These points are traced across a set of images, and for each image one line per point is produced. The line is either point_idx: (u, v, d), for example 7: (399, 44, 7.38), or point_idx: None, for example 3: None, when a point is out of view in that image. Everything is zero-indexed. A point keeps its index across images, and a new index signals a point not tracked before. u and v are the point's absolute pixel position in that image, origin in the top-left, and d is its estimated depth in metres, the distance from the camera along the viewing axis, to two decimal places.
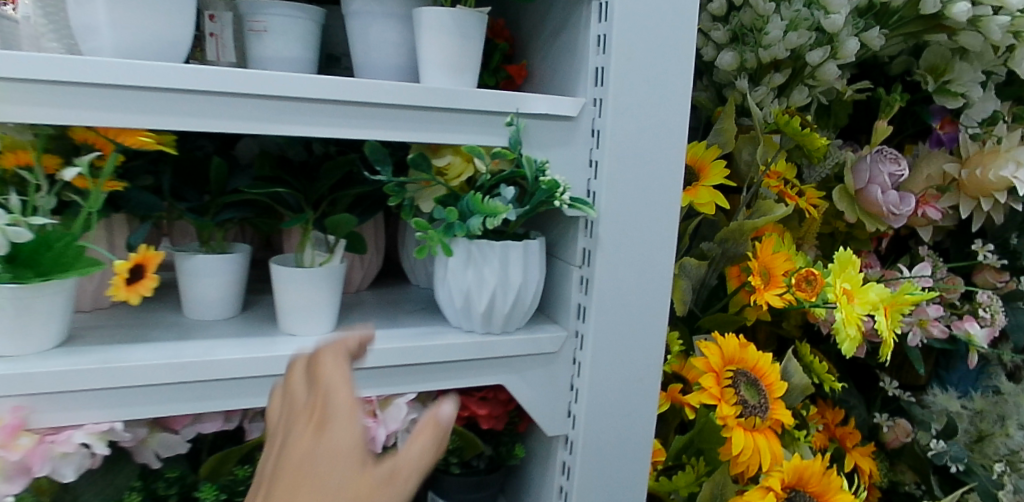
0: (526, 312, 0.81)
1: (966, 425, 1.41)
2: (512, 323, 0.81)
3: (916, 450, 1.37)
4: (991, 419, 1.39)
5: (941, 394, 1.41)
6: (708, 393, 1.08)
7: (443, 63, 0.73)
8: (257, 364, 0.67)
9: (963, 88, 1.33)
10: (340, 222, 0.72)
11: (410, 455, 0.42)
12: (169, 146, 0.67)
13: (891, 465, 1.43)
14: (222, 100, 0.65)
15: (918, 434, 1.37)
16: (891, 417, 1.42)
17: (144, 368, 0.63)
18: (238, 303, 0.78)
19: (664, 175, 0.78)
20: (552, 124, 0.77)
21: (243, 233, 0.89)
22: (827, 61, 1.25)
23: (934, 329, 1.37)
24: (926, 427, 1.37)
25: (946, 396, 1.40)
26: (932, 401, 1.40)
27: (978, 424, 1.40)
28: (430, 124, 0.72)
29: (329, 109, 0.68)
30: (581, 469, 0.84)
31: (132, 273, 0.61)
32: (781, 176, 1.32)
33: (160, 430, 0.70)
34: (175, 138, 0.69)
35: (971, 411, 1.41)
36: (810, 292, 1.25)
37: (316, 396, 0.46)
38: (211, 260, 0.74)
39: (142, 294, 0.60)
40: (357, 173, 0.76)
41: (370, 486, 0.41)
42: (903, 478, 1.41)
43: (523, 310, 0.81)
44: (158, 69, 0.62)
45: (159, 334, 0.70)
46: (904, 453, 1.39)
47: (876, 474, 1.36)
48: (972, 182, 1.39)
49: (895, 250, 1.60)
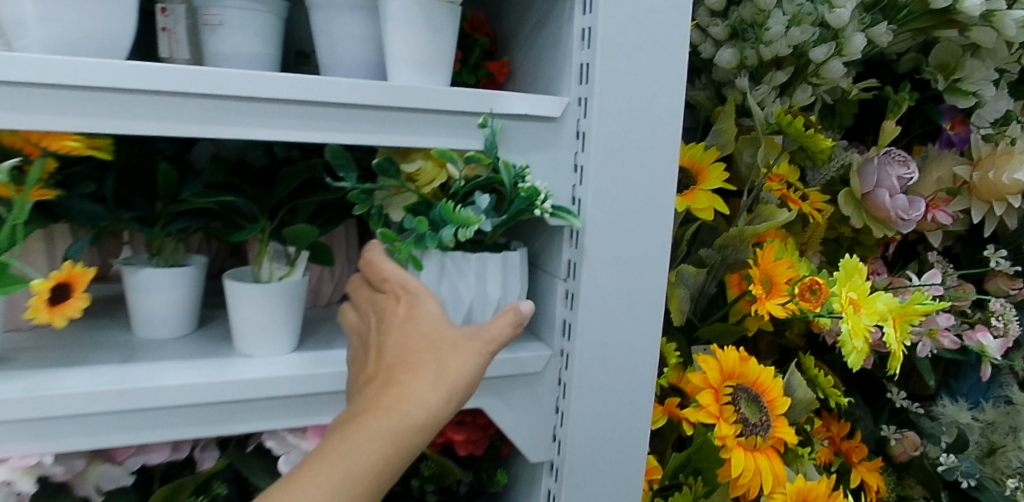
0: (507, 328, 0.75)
1: (977, 437, 1.34)
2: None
3: (925, 465, 1.30)
4: (1003, 431, 1.33)
5: (952, 405, 1.35)
6: (707, 411, 1.02)
7: (412, 59, 0.67)
8: (205, 391, 0.61)
9: (974, 87, 1.27)
10: (299, 232, 0.65)
11: (496, 327, 0.62)
12: (102, 151, 0.62)
13: (898, 480, 1.34)
14: (165, 101, 0.59)
15: (927, 448, 1.31)
16: (898, 429, 1.34)
17: (76, 397, 0.57)
18: (191, 321, 0.71)
19: (655, 181, 0.72)
20: (533, 125, 0.71)
21: (208, 244, 0.83)
22: (831, 59, 1.19)
23: (945, 340, 1.30)
24: (935, 441, 1.32)
25: (956, 408, 1.34)
26: (942, 413, 1.34)
27: (989, 436, 1.34)
28: (399, 126, 0.66)
29: (285, 110, 0.62)
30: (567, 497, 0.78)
31: (56, 292, 0.59)
32: (783, 178, 1.26)
33: (101, 462, 0.66)
34: (110, 142, 0.63)
35: (983, 423, 1.34)
36: (815, 302, 1.19)
37: (405, 285, 0.65)
38: (159, 275, 0.68)
39: (68, 316, 0.59)
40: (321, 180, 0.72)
41: (465, 340, 0.60)
42: (912, 492, 1.34)
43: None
44: (91, 66, 0.56)
45: (101, 356, 0.64)
46: (912, 467, 1.31)
47: (883, 490, 1.28)
48: (984, 185, 1.33)
49: (903, 255, 1.54)
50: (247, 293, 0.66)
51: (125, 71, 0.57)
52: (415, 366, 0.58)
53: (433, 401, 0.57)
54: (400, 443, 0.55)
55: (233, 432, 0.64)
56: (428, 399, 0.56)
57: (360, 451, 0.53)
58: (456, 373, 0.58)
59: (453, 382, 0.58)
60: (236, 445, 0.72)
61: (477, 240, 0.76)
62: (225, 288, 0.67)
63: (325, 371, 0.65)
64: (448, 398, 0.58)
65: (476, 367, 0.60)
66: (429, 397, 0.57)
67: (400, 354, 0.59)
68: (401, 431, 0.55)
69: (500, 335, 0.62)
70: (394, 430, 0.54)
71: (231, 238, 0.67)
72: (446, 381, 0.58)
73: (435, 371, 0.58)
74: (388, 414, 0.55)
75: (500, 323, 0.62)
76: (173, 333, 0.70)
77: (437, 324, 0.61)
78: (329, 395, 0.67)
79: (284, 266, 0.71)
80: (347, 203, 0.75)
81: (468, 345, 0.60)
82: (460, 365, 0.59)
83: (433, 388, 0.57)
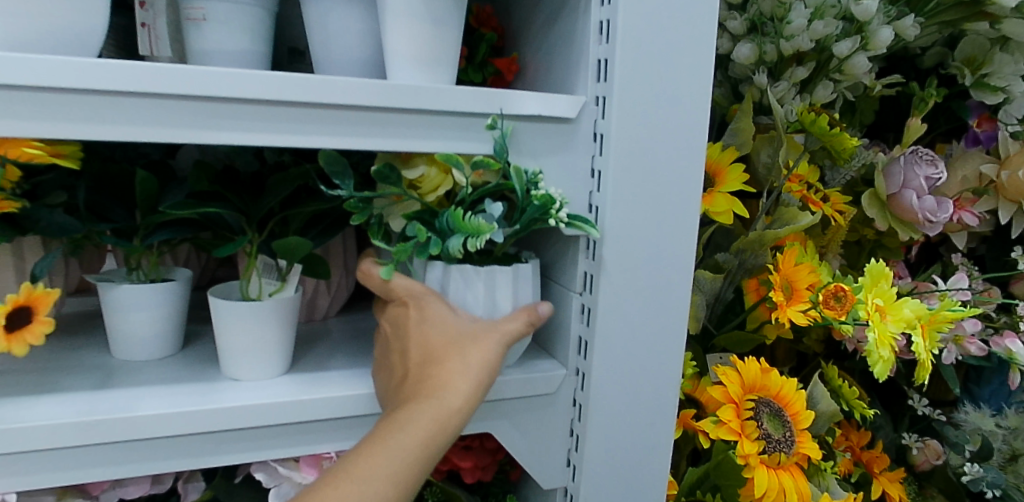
0: (520, 347, 0.69)
1: (999, 444, 1.27)
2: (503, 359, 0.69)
3: (949, 476, 1.26)
4: None
5: (974, 412, 1.29)
6: (728, 427, 0.97)
7: (413, 55, 0.61)
8: (186, 421, 0.56)
9: (1004, 82, 1.21)
10: (292, 244, 0.60)
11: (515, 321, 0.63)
12: (62, 158, 0.57)
13: (919, 489, 1.29)
14: (141, 104, 0.54)
15: (950, 456, 1.26)
16: (920, 437, 1.28)
17: (44, 430, 0.52)
18: (174, 342, 0.66)
19: (679, 187, 0.66)
20: (547, 127, 0.65)
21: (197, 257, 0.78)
22: (856, 53, 1.13)
23: (972, 347, 1.24)
24: (958, 450, 1.26)
25: (979, 414, 1.28)
26: (963, 420, 1.28)
27: (1012, 443, 1.26)
28: (400, 129, 0.60)
29: (275, 113, 0.57)
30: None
31: (14, 317, 0.55)
32: (804, 179, 1.20)
33: (75, 497, 0.62)
34: (77, 149, 0.58)
35: (1005, 429, 1.27)
36: (840, 311, 1.12)
37: (411, 289, 0.63)
38: (136, 292, 0.63)
39: (30, 343, 0.55)
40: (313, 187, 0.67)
41: (484, 331, 0.61)
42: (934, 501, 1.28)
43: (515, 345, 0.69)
44: (54, 66, 0.51)
45: (74, 382, 0.59)
46: (935, 476, 1.26)
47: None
48: (1011, 184, 1.26)
49: (925, 258, 1.48)
50: (238, 311, 0.61)
51: (96, 70, 0.52)
52: (441, 361, 0.59)
53: (466, 389, 0.58)
54: (441, 435, 0.56)
55: (221, 463, 0.59)
56: (461, 388, 0.57)
57: (405, 443, 0.54)
58: (483, 362, 0.59)
59: (482, 373, 0.59)
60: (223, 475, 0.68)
61: (486, 251, 0.70)
62: (210, 306, 0.62)
63: (319, 396, 0.60)
64: (481, 385, 0.59)
65: (502, 354, 0.61)
66: (462, 386, 0.58)
67: (424, 352, 0.60)
68: (441, 420, 0.56)
69: (518, 328, 0.62)
70: (435, 426, 0.55)
71: (217, 251, 0.62)
72: (474, 374, 0.58)
73: (462, 364, 0.58)
74: (424, 408, 0.56)
75: (514, 321, 0.63)
76: (153, 354, 0.65)
77: (455, 320, 0.62)
78: (325, 421, 0.61)
79: (275, 281, 0.66)
80: (344, 212, 0.69)
81: (489, 335, 0.61)
82: (485, 354, 0.59)
83: (464, 379, 0.58)
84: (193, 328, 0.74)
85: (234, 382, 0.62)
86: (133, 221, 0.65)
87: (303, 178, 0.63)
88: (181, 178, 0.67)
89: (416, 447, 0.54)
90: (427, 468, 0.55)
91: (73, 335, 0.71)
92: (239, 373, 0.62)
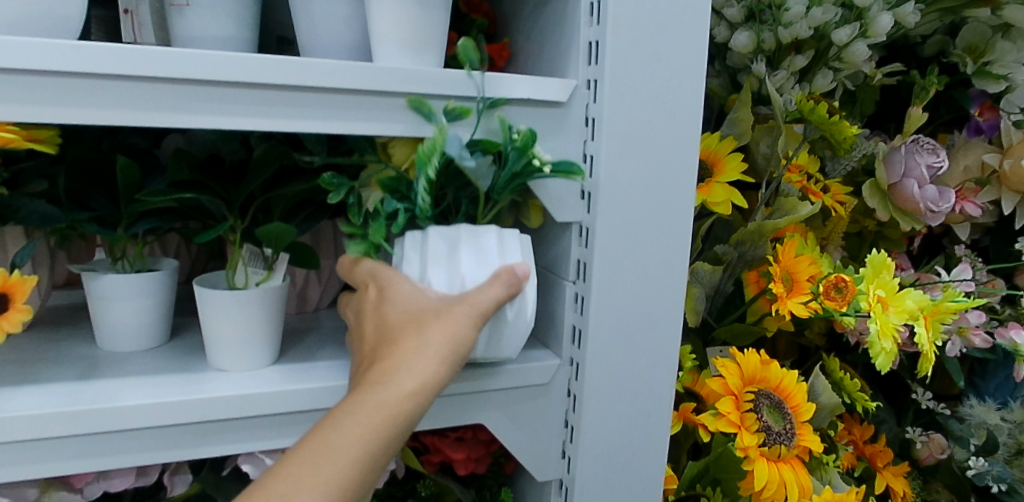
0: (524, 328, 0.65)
1: (1005, 438, 1.26)
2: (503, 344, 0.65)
3: (952, 470, 1.23)
4: None
5: (980, 405, 1.28)
6: (727, 419, 0.95)
7: (400, 39, 0.60)
8: (170, 411, 0.55)
9: (1005, 70, 1.20)
10: (275, 230, 0.59)
11: (487, 292, 0.59)
12: (37, 142, 0.56)
13: (924, 484, 1.27)
14: (123, 88, 0.53)
15: (955, 451, 1.23)
16: (924, 431, 1.26)
17: (25, 420, 0.51)
18: (160, 334, 0.65)
19: (673, 173, 0.65)
20: (538, 111, 0.64)
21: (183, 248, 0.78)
22: (855, 41, 1.11)
23: (976, 338, 1.22)
24: (962, 443, 1.24)
25: (984, 407, 1.27)
26: (969, 413, 1.26)
27: (1018, 436, 1.25)
28: (389, 114, 0.59)
29: (260, 98, 0.56)
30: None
31: None
32: (804, 169, 1.18)
33: (58, 489, 0.62)
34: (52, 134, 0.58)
35: (1011, 423, 1.26)
36: (842, 301, 1.10)
37: (376, 271, 0.62)
38: (120, 281, 0.62)
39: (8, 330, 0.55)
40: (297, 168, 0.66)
41: (448, 307, 0.58)
42: (938, 496, 1.27)
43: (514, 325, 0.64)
44: (31, 47, 0.50)
45: (58, 372, 0.58)
46: (940, 471, 1.24)
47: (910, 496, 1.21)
48: (1015, 173, 1.24)
49: (928, 249, 1.46)
50: (224, 300, 0.60)
51: (74, 52, 0.51)
52: (399, 339, 0.56)
53: (425, 366, 0.54)
54: (395, 415, 0.52)
55: (206, 456, 0.58)
56: (416, 366, 0.54)
57: (354, 420, 0.51)
58: (446, 337, 0.56)
59: (443, 349, 0.56)
60: (211, 468, 0.68)
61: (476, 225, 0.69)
62: (195, 295, 0.61)
63: (306, 387, 0.59)
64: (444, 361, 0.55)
65: (469, 329, 0.57)
66: (420, 364, 0.55)
67: (385, 331, 0.58)
68: (391, 398, 0.52)
69: (494, 296, 0.59)
70: (386, 405, 0.52)
71: (200, 235, 0.61)
72: (433, 349, 0.55)
73: (423, 339, 0.56)
74: (376, 387, 0.53)
75: (495, 285, 0.60)
76: (137, 346, 0.64)
77: (421, 298, 0.59)
78: (312, 413, 0.60)
79: (261, 270, 0.65)
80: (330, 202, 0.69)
81: (455, 309, 0.58)
82: (446, 329, 0.56)
83: (421, 356, 0.55)
84: (181, 321, 0.73)
85: (220, 373, 0.61)
86: (116, 210, 0.65)
87: (282, 158, 0.63)
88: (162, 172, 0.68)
89: (366, 426, 0.51)
90: (379, 449, 0.51)
91: (59, 328, 0.70)
92: (225, 364, 0.61)
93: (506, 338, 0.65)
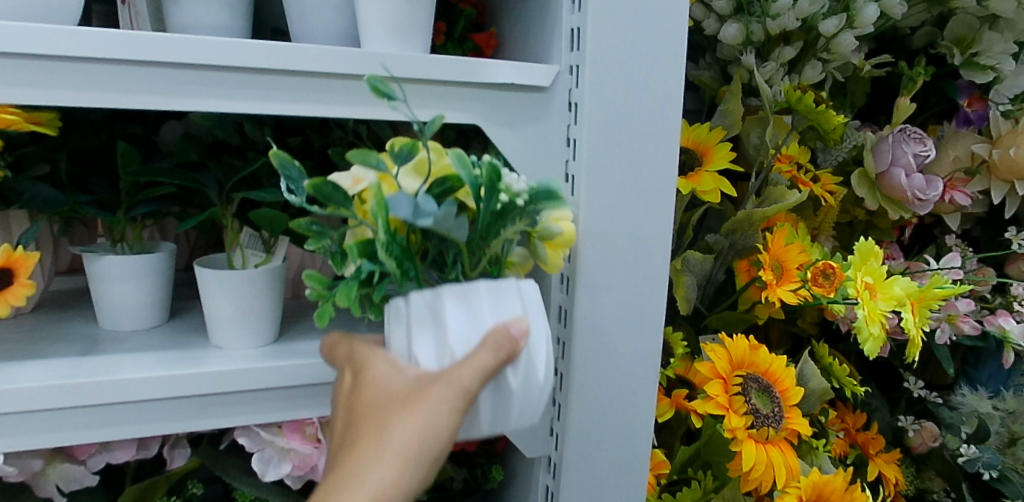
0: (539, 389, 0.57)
1: (998, 427, 1.26)
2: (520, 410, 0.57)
3: (945, 457, 1.23)
4: None
5: (971, 394, 1.27)
6: (716, 402, 0.96)
7: (388, 25, 0.62)
8: (168, 385, 0.57)
9: (993, 61, 1.21)
10: (266, 215, 0.62)
11: (466, 368, 0.52)
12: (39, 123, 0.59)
13: (917, 472, 1.28)
14: (121, 72, 0.56)
15: (946, 438, 1.23)
16: (916, 420, 1.27)
17: (29, 392, 0.54)
18: (159, 314, 0.68)
19: (655, 155, 0.67)
20: (523, 96, 0.66)
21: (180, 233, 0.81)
22: (842, 32, 1.13)
23: (965, 325, 1.23)
24: (954, 431, 1.23)
25: (976, 396, 1.26)
26: (960, 402, 1.26)
27: (1010, 426, 1.25)
28: (378, 98, 0.62)
29: (253, 81, 0.59)
30: (567, 494, 0.73)
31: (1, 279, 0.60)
32: (794, 159, 1.19)
33: (62, 461, 0.65)
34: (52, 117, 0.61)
35: (1003, 412, 1.25)
36: (829, 288, 1.12)
37: (354, 351, 0.57)
38: (116, 262, 0.64)
39: (12, 304, 0.60)
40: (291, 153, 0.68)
41: (420, 392, 0.51)
42: (931, 485, 1.27)
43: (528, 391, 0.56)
44: (33, 30, 0.53)
45: (61, 349, 0.61)
46: (932, 458, 1.25)
47: (903, 483, 1.22)
48: (1004, 163, 1.25)
49: (919, 239, 1.48)
50: (223, 281, 0.62)
51: (74, 36, 0.54)
52: (362, 437, 0.50)
53: (385, 472, 0.48)
54: None
55: (202, 428, 0.60)
56: (376, 472, 0.48)
57: None
58: (417, 434, 0.49)
59: (408, 447, 0.49)
60: (208, 442, 0.71)
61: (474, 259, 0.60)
62: (196, 275, 0.63)
63: (299, 363, 0.61)
64: (414, 462, 0.49)
65: (450, 414, 0.51)
66: (380, 471, 0.48)
67: (353, 424, 0.52)
68: None
69: (477, 372, 0.52)
70: None
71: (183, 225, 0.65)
72: (396, 449, 0.49)
73: (389, 437, 0.49)
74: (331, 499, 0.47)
75: (480, 356, 0.52)
76: (137, 325, 0.66)
77: (395, 382, 0.53)
78: (305, 388, 0.62)
79: (260, 252, 0.68)
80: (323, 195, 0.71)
81: (427, 396, 0.51)
82: (415, 424, 0.49)
83: (382, 459, 0.48)
84: (180, 304, 0.75)
85: (219, 350, 0.63)
86: (116, 195, 0.69)
87: None
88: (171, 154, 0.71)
89: None
90: None
91: (62, 309, 0.72)
92: (222, 341, 0.63)
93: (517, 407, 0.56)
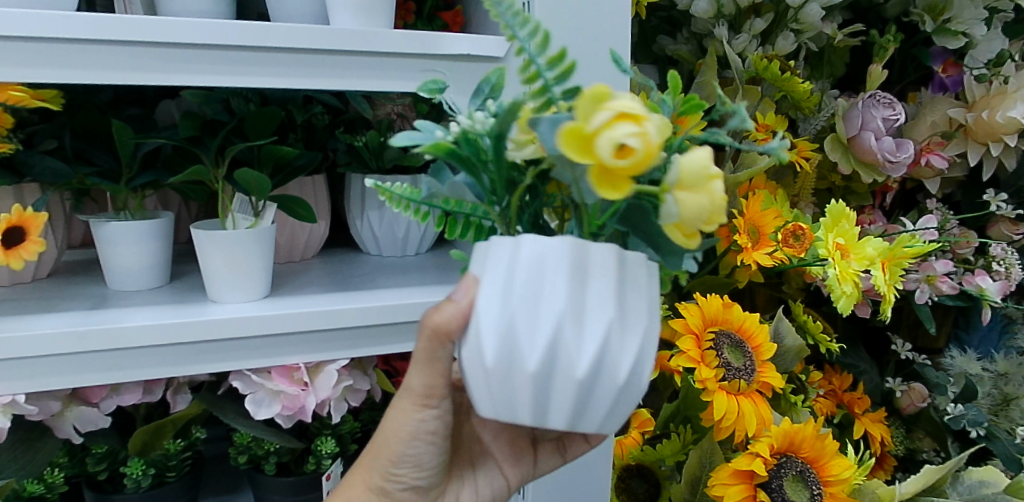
0: (490, 374, 0.52)
1: (988, 389, 1.16)
2: (581, 410, 0.52)
3: (933, 416, 1.15)
4: (1018, 383, 1.15)
5: (960, 356, 1.17)
6: (687, 356, 0.96)
7: (350, 6, 0.71)
8: (162, 332, 0.67)
9: (963, 27, 1.14)
10: (251, 178, 0.70)
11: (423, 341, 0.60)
12: (43, 100, 0.68)
13: (906, 432, 1.20)
14: (113, 50, 0.63)
15: (936, 399, 1.14)
16: (904, 381, 1.19)
17: (43, 337, 0.64)
18: (160, 276, 0.78)
19: None
20: (480, 66, 0.73)
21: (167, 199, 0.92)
22: (809, 2, 1.12)
23: (945, 286, 1.13)
24: (942, 391, 1.13)
25: (965, 357, 1.17)
26: (949, 363, 1.17)
27: (1001, 387, 1.15)
28: (344, 70, 0.70)
29: (227, 57, 0.66)
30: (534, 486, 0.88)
31: (14, 238, 0.69)
32: (772, 128, 1.16)
33: (78, 405, 0.76)
34: (53, 93, 0.69)
35: (993, 374, 1.16)
36: (800, 248, 1.08)
37: None
38: (119, 228, 0.74)
39: (25, 258, 0.68)
40: (268, 126, 0.77)
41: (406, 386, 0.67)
42: (920, 445, 1.19)
43: (591, 383, 0.51)
44: (32, 18, 0.61)
45: (72, 304, 0.72)
46: (921, 419, 1.17)
47: (890, 441, 1.15)
48: (979, 126, 1.16)
49: (901, 204, 1.36)
50: (219, 239, 0.71)
51: (76, 22, 0.62)
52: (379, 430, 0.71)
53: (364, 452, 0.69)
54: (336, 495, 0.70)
55: (200, 371, 0.70)
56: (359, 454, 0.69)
57: None
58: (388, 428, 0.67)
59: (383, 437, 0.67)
60: (208, 389, 0.82)
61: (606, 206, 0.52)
62: (193, 237, 0.72)
63: (278, 312, 0.71)
64: (404, 454, 0.66)
65: (409, 411, 0.65)
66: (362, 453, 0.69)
67: None
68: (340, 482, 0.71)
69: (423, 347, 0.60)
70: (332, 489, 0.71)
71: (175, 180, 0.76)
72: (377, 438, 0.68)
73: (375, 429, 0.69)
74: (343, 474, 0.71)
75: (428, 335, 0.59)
76: (140, 285, 0.77)
77: None
78: (294, 336, 0.72)
79: (249, 216, 0.76)
80: (304, 165, 0.79)
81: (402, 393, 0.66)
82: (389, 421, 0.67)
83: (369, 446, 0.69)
84: (179, 269, 0.86)
85: (214, 304, 0.73)
86: (116, 166, 0.79)
87: (274, 117, 0.76)
88: (170, 127, 0.81)
89: None
90: None
91: (74, 276, 0.83)
92: (218, 295, 0.73)
93: (588, 443, 0.74)
